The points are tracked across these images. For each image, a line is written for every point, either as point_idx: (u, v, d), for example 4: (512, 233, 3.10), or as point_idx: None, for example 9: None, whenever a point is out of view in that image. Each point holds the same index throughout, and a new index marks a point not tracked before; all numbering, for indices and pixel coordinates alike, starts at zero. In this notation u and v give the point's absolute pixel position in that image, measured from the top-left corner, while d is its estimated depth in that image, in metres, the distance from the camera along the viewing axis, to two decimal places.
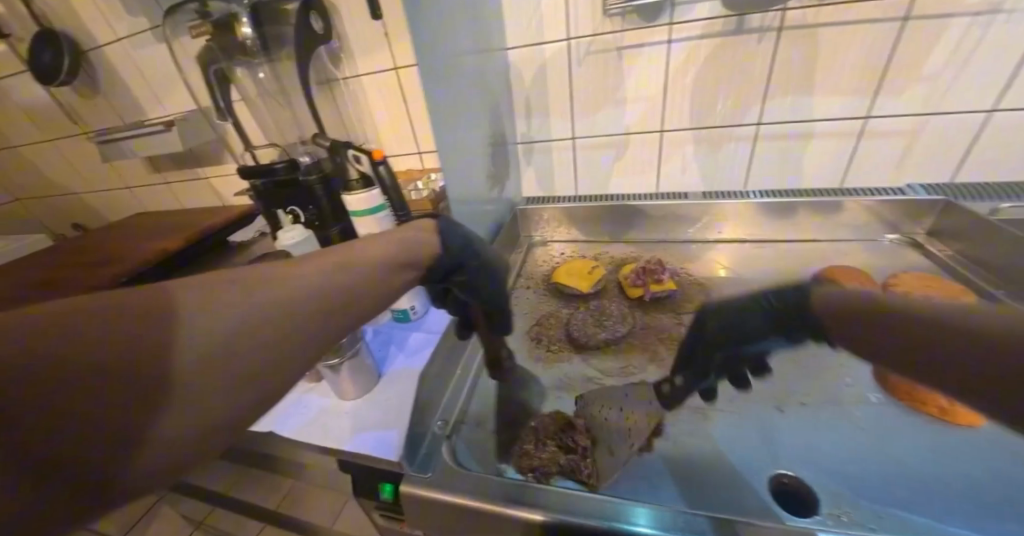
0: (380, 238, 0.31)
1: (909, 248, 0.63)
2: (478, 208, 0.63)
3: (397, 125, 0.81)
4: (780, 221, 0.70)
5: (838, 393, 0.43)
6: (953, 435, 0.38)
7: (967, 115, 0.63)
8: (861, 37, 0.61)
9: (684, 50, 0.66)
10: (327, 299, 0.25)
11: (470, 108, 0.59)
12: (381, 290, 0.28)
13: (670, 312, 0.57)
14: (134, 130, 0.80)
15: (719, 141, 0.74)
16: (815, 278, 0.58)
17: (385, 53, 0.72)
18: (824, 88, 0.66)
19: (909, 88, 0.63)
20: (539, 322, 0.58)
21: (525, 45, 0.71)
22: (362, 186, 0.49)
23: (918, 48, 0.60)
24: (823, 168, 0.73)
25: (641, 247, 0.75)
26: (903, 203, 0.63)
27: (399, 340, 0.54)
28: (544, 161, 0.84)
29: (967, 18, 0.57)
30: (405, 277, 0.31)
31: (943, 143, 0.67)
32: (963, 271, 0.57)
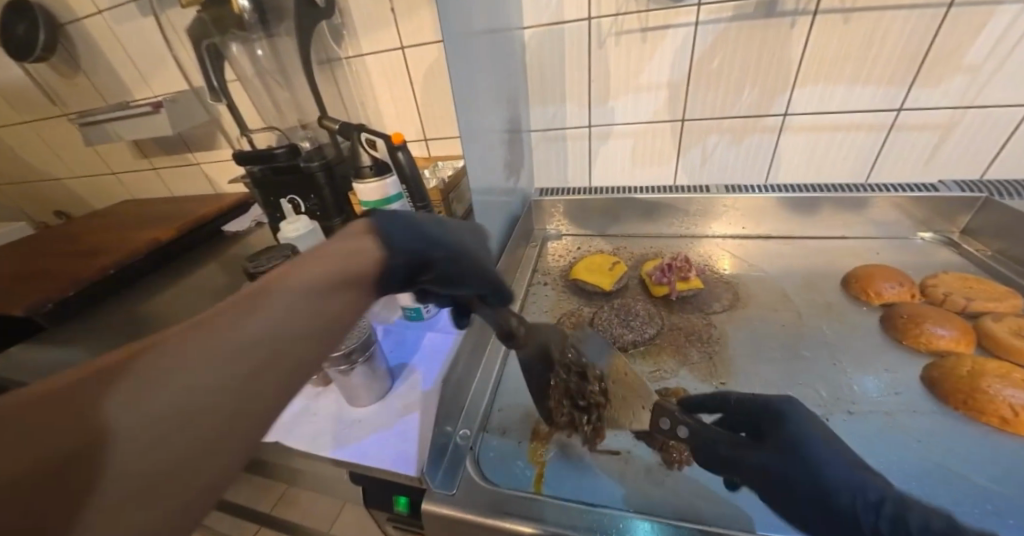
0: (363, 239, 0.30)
1: (942, 247, 0.61)
2: (494, 198, 0.59)
3: (403, 111, 0.77)
4: (806, 217, 0.67)
5: (887, 402, 0.40)
6: (1017, 447, 0.35)
7: (1006, 108, 0.60)
8: (901, 22, 0.57)
9: (712, 33, 0.63)
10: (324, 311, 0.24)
11: (488, 90, 0.55)
12: None
13: (697, 312, 0.54)
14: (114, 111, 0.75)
15: (744, 132, 0.71)
16: (849, 278, 0.56)
17: (393, 32, 0.68)
18: (858, 77, 0.62)
19: (947, 78, 0.60)
20: (560, 321, 0.55)
21: (542, 26, 0.67)
22: (375, 173, 0.45)
23: (960, 36, 0.57)
24: (850, 162, 0.70)
25: (660, 243, 0.72)
26: (937, 200, 0.61)
27: (412, 340, 0.50)
28: (558, 151, 0.80)
29: (1014, 4, 0.53)
30: None
31: (978, 137, 0.64)
32: (1002, 271, 0.55)
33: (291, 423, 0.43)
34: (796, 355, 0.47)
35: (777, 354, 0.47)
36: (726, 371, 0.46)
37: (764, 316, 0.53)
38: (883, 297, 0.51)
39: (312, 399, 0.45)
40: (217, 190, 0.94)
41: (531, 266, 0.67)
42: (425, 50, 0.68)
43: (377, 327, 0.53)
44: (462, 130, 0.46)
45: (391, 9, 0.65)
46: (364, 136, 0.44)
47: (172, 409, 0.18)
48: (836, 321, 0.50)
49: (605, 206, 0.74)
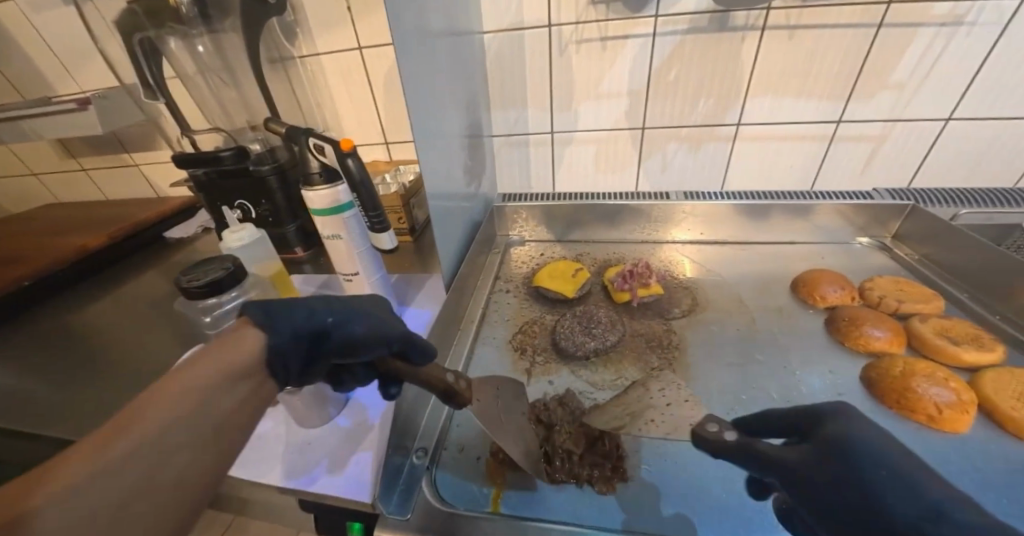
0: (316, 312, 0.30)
1: (877, 251, 0.65)
2: (455, 205, 0.58)
3: (361, 114, 0.74)
4: (757, 223, 0.70)
5: (829, 402, 0.42)
6: (940, 443, 0.38)
7: (929, 123, 0.66)
8: (838, 40, 0.61)
9: (669, 45, 0.64)
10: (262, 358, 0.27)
11: (447, 95, 0.54)
12: None
13: (657, 317, 0.55)
14: (28, 107, 0.67)
15: (700, 140, 0.73)
16: (797, 282, 0.58)
17: (348, 32, 0.65)
18: (801, 90, 0.66)
19: (878, 94, 0.64)
20: (522, 330, 0.54)
21: (502, 30, 0.67)
22: (325, 181, 0.42)
23: (889, 55, 0.61)
24: (797, 171, 0.74)
25: (621, 248, 0.73)
26: (873, 207, 0.65)
27: None
28: (521, 156, 0.80)
29: (933, 27, 0.58)
30: None
31: (906, 149, 0.69)
32: (926, 273, 0.59)
33: None
34: (748, 359, 0.48)
35: (731, 359, 0.48)
36: (683, 377, 0.47)
37: (719, 321, 0.54)
38: (826, 301, 0.54)
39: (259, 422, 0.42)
40: (157, 193, 0.87)
41: (495, 273, 0.67)
42: (383, 52, 0.66)
43: None
44: (418, 136, 0.44)
45: (347, 9, 0.63)
46: (313, 141, 0.42)
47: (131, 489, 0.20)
48: (784, 325, 0.53)
49: (568, 212, 0.74)
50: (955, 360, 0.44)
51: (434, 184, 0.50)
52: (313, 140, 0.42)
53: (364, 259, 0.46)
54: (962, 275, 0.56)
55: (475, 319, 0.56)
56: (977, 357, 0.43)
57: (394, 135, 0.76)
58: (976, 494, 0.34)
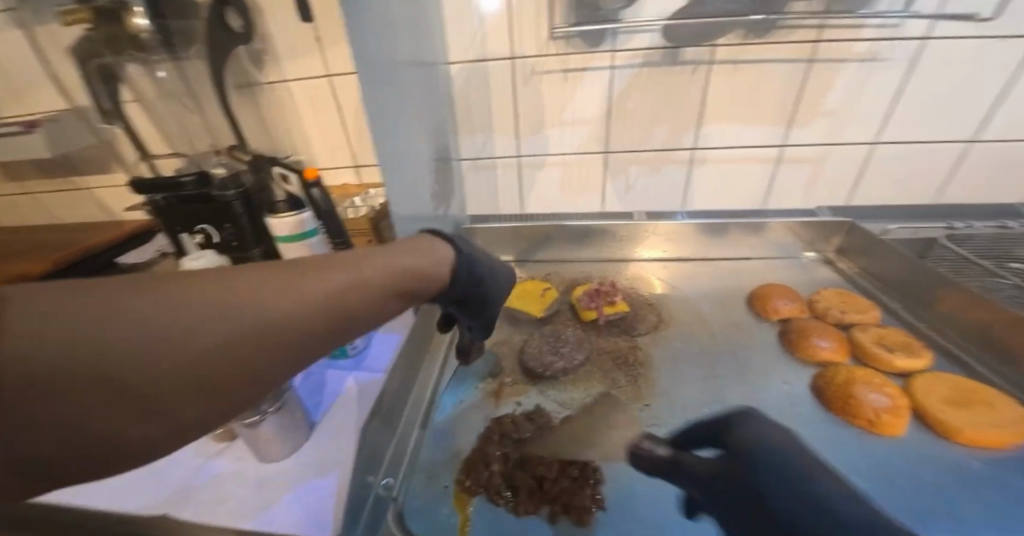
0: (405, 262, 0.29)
1: (822, 265, 0.70)
2: (423, 228, 0.58)
3: (330, 138, 0.74)
4: (716, 241, 0.73)
5: (783, 412, 0.45)
6: (880, 446, 0.40)
7: (860, 147, 0.72)
8: (775, 73, 0.67)
9: (626, 76, 0.69)
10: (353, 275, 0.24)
11: (413, 123, 0.55)
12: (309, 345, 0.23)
13: (624, 334, 0.57)
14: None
15: (659, 163, 0.77)
16: (751, 296, 0.62)
17: (316, 59, 0.66)
18: (747, 118, 0.71)
19: (814, 121, 0.70)
20: (491, 352, 0.55)
21: (468, 61, 0.69)
22: (290, 208, 0.42)
23: (821, 87, 0.67)
24: (748, 191, 0.79)
25: (589, 267, 0.75)
26: (817, 224, 0.70)
27: (335, 383, 0.47)
28: (490, 178, 0.82)
29: (855, 63, 0.65)
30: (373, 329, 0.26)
31: (843, 171, 0.75)
32: (865, 284, 0.64)
33: (187, 490, 0.38)
34: (708, 372, 0.50)
35: (693, 372, 0.50)
36: (648, 393, 0.48)
37: (682, 336, 0.56)
38: (778, 314, 0.57)
39: (215, 460, 0.40)
40: (112, 217, 0.83)
41: None
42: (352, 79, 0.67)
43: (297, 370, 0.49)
44: (383, 164, 0.45)
45: (316, 38, 0.64)
46: (277, 169, 0.42)
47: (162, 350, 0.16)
48: (740, 338, 0.55)
49: (537, 234, 0.76)
50: (890, 366, 0.47)
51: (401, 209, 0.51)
52: (278, 169, 0.42)
53: None
54: (894, 285, 0.61)
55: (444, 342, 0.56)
56: (908, 363, 0.47)
57: (363, 159, 0.76)
58: (913, 494, 0.36)
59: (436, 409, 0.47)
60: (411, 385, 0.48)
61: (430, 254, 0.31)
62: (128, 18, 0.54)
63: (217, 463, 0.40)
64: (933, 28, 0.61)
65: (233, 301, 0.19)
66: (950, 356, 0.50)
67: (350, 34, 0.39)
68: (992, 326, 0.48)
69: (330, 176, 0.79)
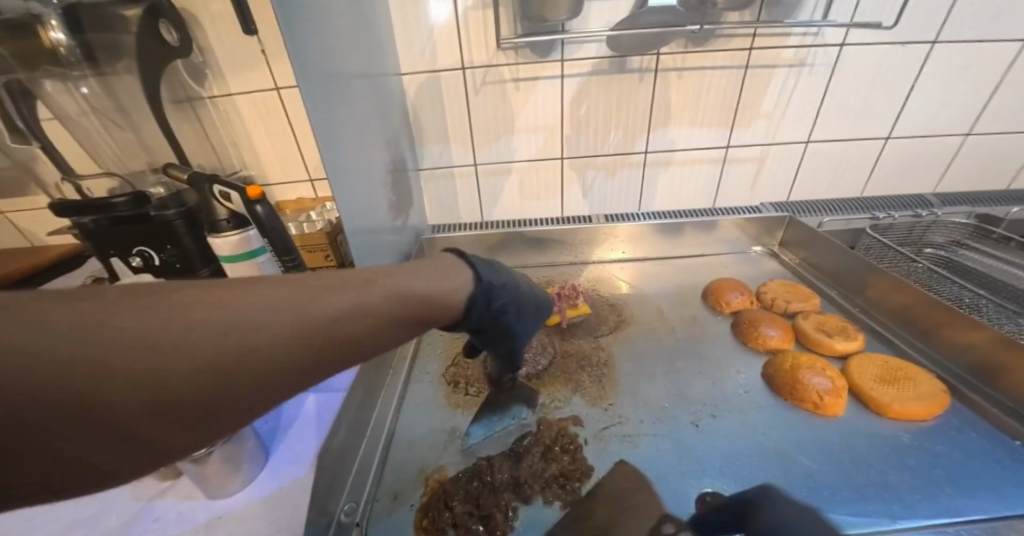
0: (437, 287, 0.28)
1: (769, 258, 0.74)
2: (381, 240, 0.57)
3: (280, 152, 0.72)
4: (671, 239, 0.76)
5: (737, 400, 0.47)
6: (824, 425, 0.43)
7: (795, 146, 0.78)
8: (715, 80, 0.71)
9: (577, 84, 0.71)
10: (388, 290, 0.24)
11: (364, 135, 0.54)
12: None
13: (587, 336, 0.58)
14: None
15: (615, 167, 0.80)
16: (706, 291, 0.64)
17: (261, 72, 0.64)
18: (693, 121, 0.75)
19: (753, 123, 0.75)
20: (455, 362, 0.54)
21: (420, 72, 0.69)
22: (234, 226, 0.40)
23: (756, 92, 0.72)
24: (699, 191, 0.83)
25: (552, 271, 0.76)
26: (761, 219, 0.74)
27: (292, 407, 0.45)
28: (449, 187, 0.82)
29: (785, 68, 0.70)
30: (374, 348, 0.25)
31: (782, 169, 0.80)
32: (805, 274, 0.69)
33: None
34: (667, 367, 0.52)
35: (653, 368, 0.52)
36: (611, 392, 0.49)
37: (642, 334, 0.58)
38: (730, 307, 0.60)
39: (156, 501, 0.37)
40: (36, 244, 0.77)
41: None
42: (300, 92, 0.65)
43: None
44: (333, 178, 0.44)
45: (261, 51, 0.62)
46: (217, 187, 0.40)
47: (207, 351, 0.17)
48: (697, 332, 0.58)
49: (498, 241, 0.77)
50: (829, 349, 0.51)
51: (355, 224, 0.50)
52: (218, 187, 0.40)
53: None
54: (830, 273, 0.65)
55: (408, 355, 0.55)
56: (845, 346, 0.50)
57: (317, 172, 0.74)
58: (856, 469, 0.39)
59: (400, 426, 0.46)
60: (372, 402, 0.46)
61: (464, 294, 0.30)
62: (42, 31, 0.50)
63: (159, 503, 0.37)
64: (848, 35, 0.67)
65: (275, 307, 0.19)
66: (880, 337, 0.55)
67: (291, 48, 0.38)
68: (912, 307, 0.52)
69: (283, 191, 0.76)
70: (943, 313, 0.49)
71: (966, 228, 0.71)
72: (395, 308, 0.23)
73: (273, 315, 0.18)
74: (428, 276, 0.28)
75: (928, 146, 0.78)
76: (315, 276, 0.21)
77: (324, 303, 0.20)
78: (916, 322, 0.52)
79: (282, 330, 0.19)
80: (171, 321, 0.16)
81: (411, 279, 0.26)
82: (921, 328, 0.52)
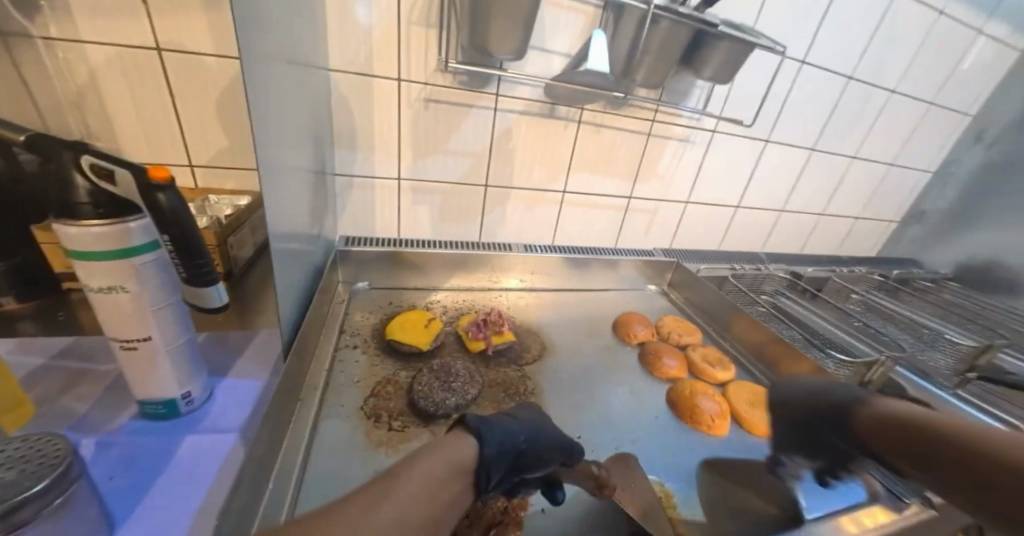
0: (444, 453, 0.29)
1: (659, 295, 0.86)
2: (296, 248, 0.49)
3: (145, 121, 0.60)
4: (582, 273, 0.82)
5: (648, 426, 0.53)
6: (715, 446, 0.52)
7: (678, 204, 0.93)
8: (625, 141, 0.81)
9: (510, 120, 0.74)
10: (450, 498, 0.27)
11: (293, 129, 0.48)
12: (436, 454, 0.28)
13: (512, 364, 0.58)
14: None
15: (536, 202, 0.85)
16: (616, 324, 0.71)
17: (137, 25, 0.54)
18: (605, 171, 0.84)
19: (650, 181, 0.88)
20: (374, 392, 0.49)
21: (352, 72, 0.65)
22: (104, 215, 0.29)
23: (653, 157, 0.85)
24: (604, 233, 0.93)
25: (471, 294, 0.75)
26: (652, 263, 0.86)
27: (156, 454, 0.36)
28: (367, 198, 0.76)
29: (676, 141, 0.84)
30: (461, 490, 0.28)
31: (667, 221, 0.95)
32: (688, 312, 0.82)
33: None
34: (585, 393, 0.56)
35: (579, 394, 0.56)
36: None
37: (563, 364, 0.61)
38: (636, 338, 0.68)
39: None
40: None
41: (338, 326, 0.59)
42: (201, 62, 0.57)
43: (88, 442, 0.36)
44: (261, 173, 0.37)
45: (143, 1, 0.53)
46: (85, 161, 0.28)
47: (419, 487, 0.25)
48: (612, 364, 0.63)
49: (421, 259, 0.72)
50: (711, 378, 0.62)
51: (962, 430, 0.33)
52: (82, 161, 0.27)
53: (162, 320, 0.34)
54: (706, 313, 0.79)
55: (318, 385, 0.48)
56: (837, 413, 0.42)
57: (198, 155, 0.63)
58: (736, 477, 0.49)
59: (313, 473, 0.39)
60: (284, 440, 0.40)
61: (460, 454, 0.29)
62: None
63: None
64: (718, 125, 0.85)
65: (402, 501, 0.24)
66: (747, 369, 0.68)
67: (247, 17, 0.33)
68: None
69: None
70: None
71: (785, 281, 0.96)
72: (449, 481, 0.28)
73: (411, 502, 0.25)
74: (449, 457, 0.29)
75: (762, 217, 1.03)
76: (418, 467, 0.26)
77: (430, 481, 0.26)
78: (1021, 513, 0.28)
79: (419, 503, 0.25)
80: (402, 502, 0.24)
81: (442, 454, 0.29)
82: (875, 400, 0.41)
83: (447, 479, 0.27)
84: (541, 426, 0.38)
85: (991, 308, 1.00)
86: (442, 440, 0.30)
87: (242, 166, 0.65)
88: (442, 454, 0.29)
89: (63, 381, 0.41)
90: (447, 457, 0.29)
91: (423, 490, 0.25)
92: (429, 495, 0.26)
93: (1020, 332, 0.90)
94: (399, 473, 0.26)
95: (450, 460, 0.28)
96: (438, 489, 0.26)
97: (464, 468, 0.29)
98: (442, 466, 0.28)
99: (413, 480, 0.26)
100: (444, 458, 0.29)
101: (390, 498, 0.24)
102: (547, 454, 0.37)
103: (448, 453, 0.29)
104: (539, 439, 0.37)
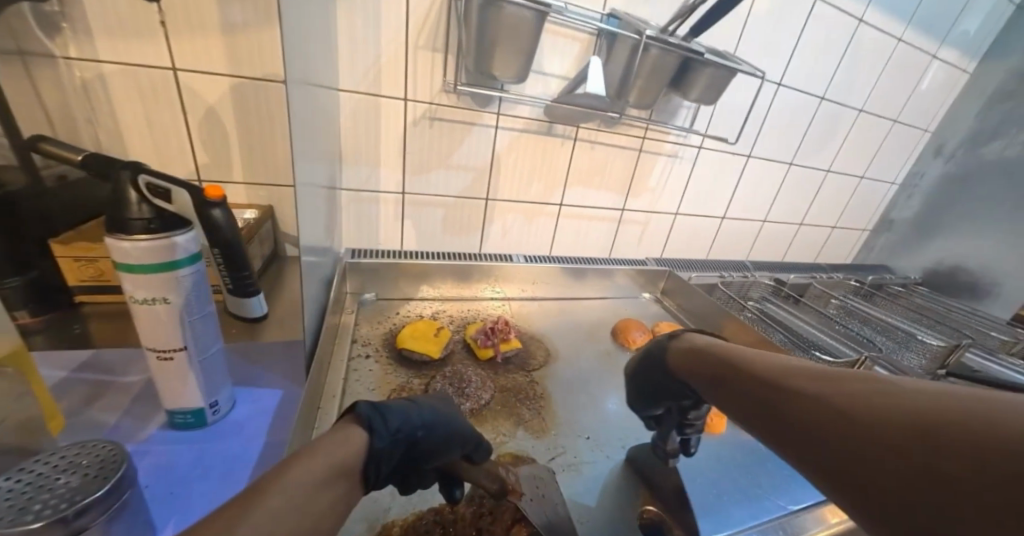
0: (336, 441, 0.25)
1: (653, 303, 0.90)
2: (314, 260, 0.52)
3: (158, 138, 0.61)
4: (580, 283, 0.86)
5: None
6: (713, 443, 0.56)
7: (668, 215, 0.98)
8: (618, 157, 0.86)
9: (510, 138, 0.78)
10: (342, 489, 0.24)
11: (311, 147, 0.50)
12: (322, 445, 0.24)
13: (520, 370, 0.61)
14: None
15: (534, 215, 0.88)
16: (615, 330, 0.74)
17: (155, 46, 0.56)
18: (600, 185, 0.89)
19: (641, 194, 0.93)
20: (390, 399, 0.51)
21: (362, 92, 0.67)
22: (153, 228, 0.31)
23: (644, 172, 0.90)
24: (599, 243, 0.97)
25: (475, 304, 0.78)
26: (646, 272, 0.90)
27: (186, 462, 0.37)
28: (372, 211, 0.78)
29: (666, 157, 0.89)
30: (343, 487, 0.24)
31: (657, 232, 1.00)
32: (680, 318, 0.86)
33: None
34: (590, 396, 0.59)
35: (584, 397, 0.59)
36: (550, 424, 0.53)
37: (568, 369, 0.63)
38: (635, 343, 0.71)
39: None
40: None
41: (350, 336, 0.60)
42: (215, 82, 0.59)
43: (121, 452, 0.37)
44: None
45: (162, 23, 0.55)
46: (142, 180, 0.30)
47: (306, 483, 0.22)
48: (613, 368, 0.66)
49: (427, 270, 0.74)
50: None
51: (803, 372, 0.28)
52: (142, 181, 0.30)
53: (195, 331, 0.36)
54: (699, 319, 0.83)
55: (335, 394, 0.49)
56: (658, 351, 0.43)
57: (209, 170, 0.65)
58: (735, 471, 0.52)
59: None
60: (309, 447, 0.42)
61: (348, 442, 0.26)
62: None
63: None
64: (704, 142, 0.90)
65: (284, 506, 0.20)
66: None
67: None
68: (789, 371, 0.29)
69: None
70: (863, 425, 0.23)
71: (770, 287, 1.01)
72: (342, 470, 0.24)
73: (299, 502, 0.21)
74: (337, 446, 0.25)
75: (746, 228, 1.09)
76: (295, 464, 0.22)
77: (316, 474, 0.22)
78: (782, 433, 0.27)
79: (307, 496, 0.21)
80: (291, 500, 0.20)
81: (332, 444, 0.25)
82: (686, 334, 0.41)
83: (337, 471, 0.24)
84: (448, 413, 0.36)
85: (957, 310, 1.07)
86: (331, 434, 0.26)
87: (252, 181, 0.67)
88: (330, 446, 0.25)
89: (88, 393, 0.42)
90: (330, 447, 0.25)
91: (311, 485, 0.22)
92: (320, 494, 0.22)
93: (984, 332, 0.97)
94: (275, 473, 0.21)
95: (341, 453, 0.25)
96: (322, 487, 0.22)
97: (352, 461, 0.25)
98: (329, 455, 0.24)
99: (304, 474, 0.22)
100: (332, 448, 0.25)
101: (277, 498, 0.20)
102: (449, 441, 0.34)
103: (329, 447, 0.25)
104: (442, 422, 0.34)
